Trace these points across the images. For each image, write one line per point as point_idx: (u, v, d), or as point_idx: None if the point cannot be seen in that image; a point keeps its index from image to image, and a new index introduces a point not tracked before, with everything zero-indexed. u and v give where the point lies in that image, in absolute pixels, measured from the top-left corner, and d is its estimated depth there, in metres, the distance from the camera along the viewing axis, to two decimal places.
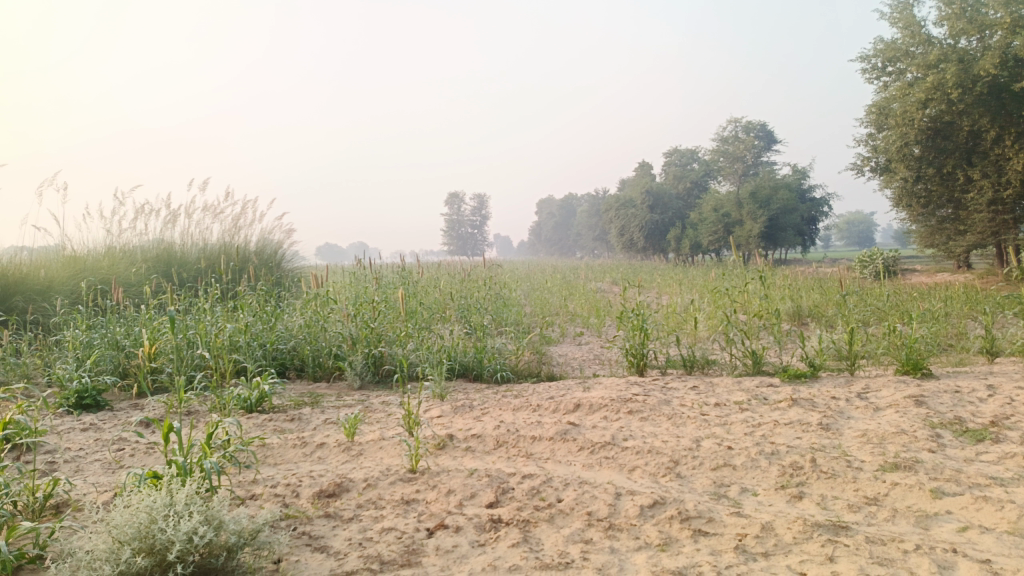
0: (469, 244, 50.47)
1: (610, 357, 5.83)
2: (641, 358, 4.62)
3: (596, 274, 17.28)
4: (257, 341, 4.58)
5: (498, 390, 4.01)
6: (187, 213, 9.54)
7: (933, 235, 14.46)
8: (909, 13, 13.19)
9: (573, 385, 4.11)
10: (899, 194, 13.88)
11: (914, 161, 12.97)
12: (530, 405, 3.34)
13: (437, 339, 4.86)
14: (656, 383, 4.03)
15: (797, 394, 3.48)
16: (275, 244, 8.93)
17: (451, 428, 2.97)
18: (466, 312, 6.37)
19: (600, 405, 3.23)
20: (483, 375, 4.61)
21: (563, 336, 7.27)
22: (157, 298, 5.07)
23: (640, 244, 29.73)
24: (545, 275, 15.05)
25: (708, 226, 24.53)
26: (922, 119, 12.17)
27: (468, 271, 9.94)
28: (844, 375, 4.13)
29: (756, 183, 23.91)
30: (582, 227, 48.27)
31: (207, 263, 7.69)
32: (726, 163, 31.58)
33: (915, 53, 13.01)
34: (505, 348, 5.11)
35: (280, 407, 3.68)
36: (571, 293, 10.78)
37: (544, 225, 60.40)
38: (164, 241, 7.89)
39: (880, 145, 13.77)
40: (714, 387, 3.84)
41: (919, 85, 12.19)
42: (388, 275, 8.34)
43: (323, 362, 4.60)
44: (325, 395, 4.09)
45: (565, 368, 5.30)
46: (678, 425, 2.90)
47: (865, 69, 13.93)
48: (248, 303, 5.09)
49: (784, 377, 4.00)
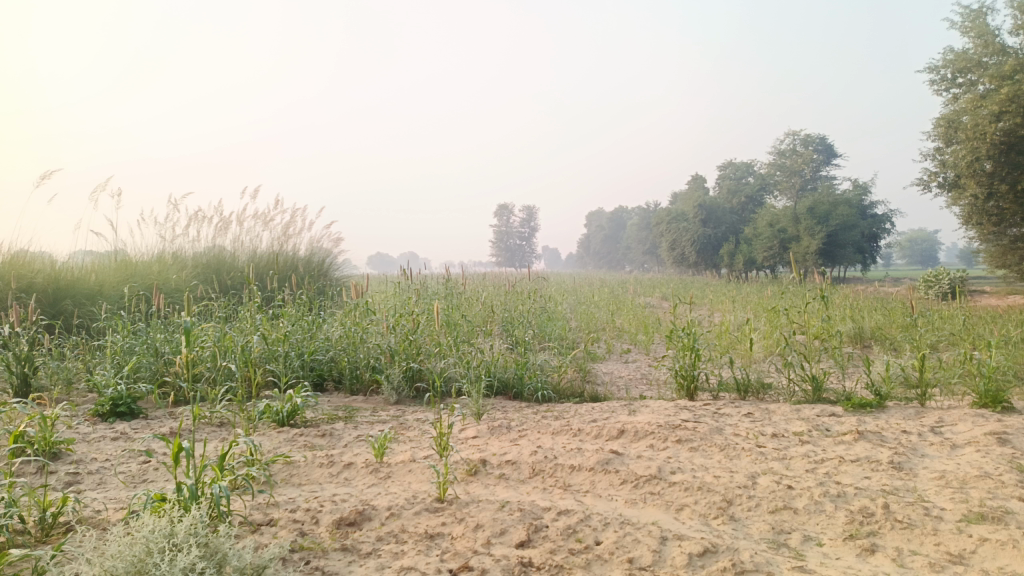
0: (518, 256, 50.44)
1: (659, 377, 5.59)
2: (691, 380, 4.38)
3: (645, 289, 16.94)
4: (294, 351, 4.51)
5: (538, 410, 3.83)
6: (239, 220, 9.66)
7: (1005, 255, 13.70)
8: (982, 23, 12.60)
9: (618, 407, 3.90)
10: (968, 212, 13.20)
11: (985, 177, 12.32)
12: (571, 429, 3.15)
13: (478, 354, 4.71)
14: (706, 408, 3.79)
15: (863, 427, 3.20)
16: (322, 253, 8.95)
17: (485, 452, 2.80)
18: (509, 326, 6.20)
19: (646, 431, 3.02)
20: (523, 393, 4.43)
21: (609, 353, 7.03)
22: (200, 306, 5.07)
23: (691, 259, 29.16)
24: (593, 289, 14.82)
25: (762, 242, 23.89)
26: (995, 133, 11.55)
27: (515, 283, 9.80)
28: (914, 406, 3.82)
29: (813, 198, 23.18)
30: (632, 241, 47.75)
31: (255, 269, 7.74)
32: (783, 177, 30.77)
33: (988, 63, 12.39)
34: (548, 364, 4.93)
35: (312, 422, 3.57)
36: (619, 308, 10.52)
37: (593, 238, 60.00)
38: (214, 247, 7.98)
39: (949, 159, 13.14)
40: (770, 415, 3.58)
41: (993, 97, 11.58)
42: (433, 286, 8.25)
43: (361, 374, 4.49)
44: (359, 409, 3.97)
45: (610, 387, 5.09)
46: (731, 457, 2.67)
47: (934, 81, 13.35)
48: (288, 311, 5.04)
49: (847, 405, 3.73)
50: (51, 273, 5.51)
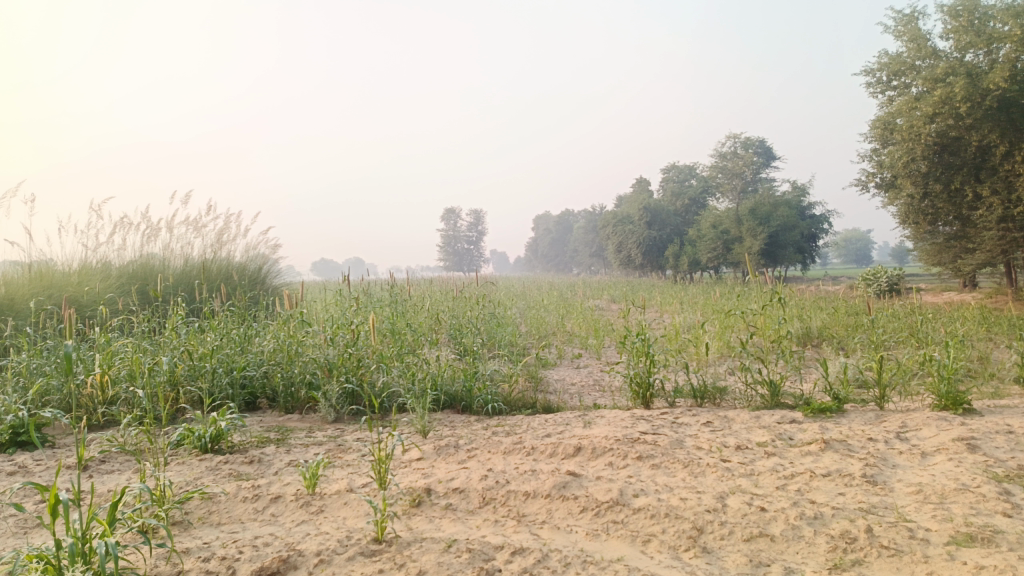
0: (465, 260, 50.14)
1: (612, 383, 5.42)
2: (647, 388, 4.20)
3: (594, 291, 16.88)
4: (221, 368, 4.17)
5: (488, 426, 3.60)
6: (169, 226, 9.14)
7: (941, 253, 14.10)
8: (915, 27, 12.94)
9: (573, 419, 3.70)
10: (905, 211, 13.52)
11: (921, 177, 12.61)
12: (523, 447, 2.92)
13: (423, 365, 4.45)
14: (664, 418, 3.62)
15: (827, 435, 3.07)
16: (259, 260, 8.53)
17: (430, 478, 2.55)
18: (457, 334, 5.94)
19: (604, 448, 2.81)
20: (472, 406, 4.18)
21: (561, 358, 6.84)
22: (117, 321, 4.67)
23: (638, 260, 29.37)
24: (542, 293, 14.71)
25: (706, 243, 24.23)
26: (929, 134, 11.85)
27: (462, 288, 9.54)
28: (873, 410, 3.72)
29: (755, 201, 23.57)
30: (578, 243, 47.99)
31: (185, 278, 7.29)
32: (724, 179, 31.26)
33: (921, 66, 12.72)
34: (499, 373, 4.70)
35: (239, 446, 3.27)
36: (568, 311, 10.37)
37: (541, 242, 60.09)
38: (141, 255, 7.50)
39: (886, 160, 13.44)
40: (731, 424, 3.43)
41: (927, 99, 11.87)
42: (377, 292, 7.94)
43: (296, 392, 4.18)
44: (294, 430, 3.67)
45: (562, 396, 4.89)
46: (696, 475, 2.48)
47: (870, 84, 13.64)
48: (217, 324, 4.68)
49: (807, 411, 3.62)
50: None
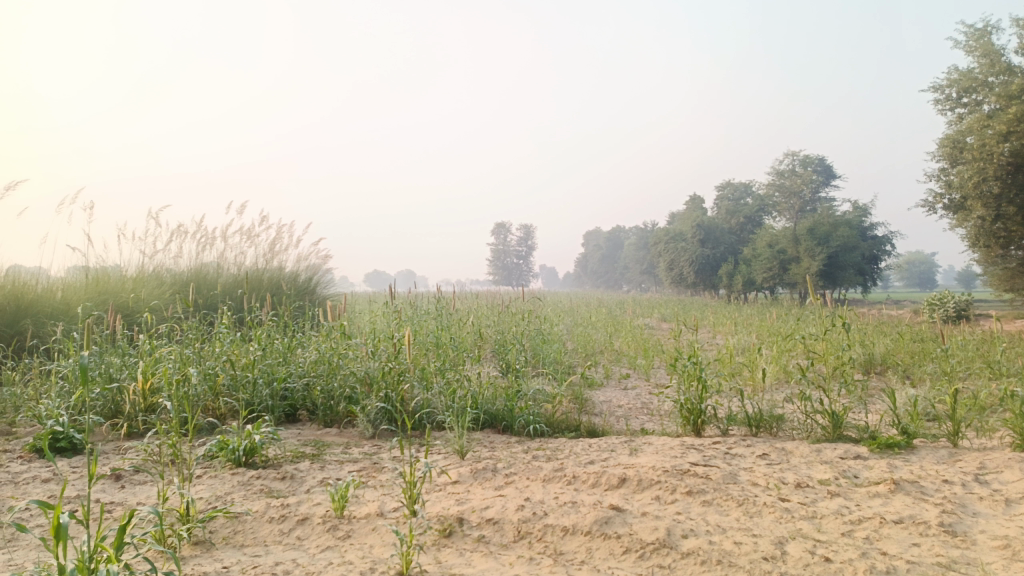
0: (515, 275, 50.14)
1: (660, 407, 5.21)
2: (698, 414, 4.00)
3: (644, 309, 16.54)
4: (262, 379, 4.14)
5: (529, 448, 3.45)
6: (224, 235, 9.30)
7: (1014, 279, 13.36)
8: (987, 42, 12.37)
9: (618, 445, 3.52)
10: (975, 234, 12.88)
11: (992, 199, 12.00)
12: (564, 475, 2.77)
13: (465, 382, 4.33)
14: (715, 448, 3.41)
15: (896, 475, 2.83)
16: (309, 271, 8.58)
17: (464, 505, 2.42)
18: (501, 351, 5.81)
19: (651, 480, 2.64)
20: (513, 427, 4.03)
21: (607, 378, 6.64)
22: (165, 329, 4.70)
23: (690, 279, 28.82)
24: (591, 310, 14.49)
25: (762, 262, 23.65)
26: (1002, 154, 11.27)
27: (509, 303, 9.43)
28: (946, 447, 3.45)
29: (814, 220, 22.88)
30: (629, 260, 47.48)
31: (235, 285, 7.36)
32: (781, 198, 30.48)
33: (994, 83, 12.14)
34: (542, 393, 4.55)
35: (274, 461, 3.20)
36: (617, 330, 10.15)
37: (591, 258, 59.72)
38: (194, 263, 7.61)
39: (955, 180, 12.84)
40: (788, 458, 3.21)
41: (1000, 117, 11.29)
42: (423, 305, 7.89)
43: (335, 405, 4.12)
44: (331, 445, 3.59)
45: (608, 419, 4.71)
46: (750, 515, 2.29)
47: (938, 100, 13.09)
48: (261, 334, 4.67)
49: (873, 446, 3.37)
50: (12, 290, 5.14)
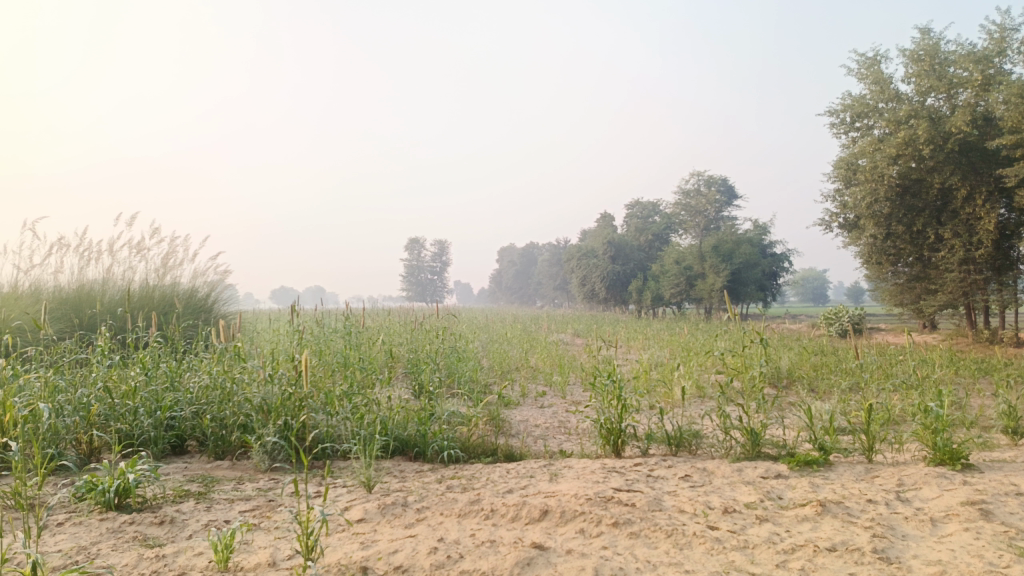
0: (428, 291, 49.60)
1: (579, 426, 5.08)
2: (618, 435, 3.86)
3: (558, 325, 16.57)
4: (143, 408, 3.75)
5: (441, 478, 3.22)
6: (111, 249, 8.60)
7: (902, 294, 14.16)
8: (877, 70, 13.12)
9: (537, 471, 3.34)
10: (868, 251, 13.58)
11: (883, 219, 12.68)
12: (481, 509, 2.55)
13: (374, 407, 4.05)
14: (636, 470, 3.28)
15: (821, 495, 2.77)
16: (207, 287, 8.04)
17: (370, 549, 2.17)
18: (415, 371, 5.54)
19: (575, 511, 2.45)
20: (426, 454, 3.78)
21: (524, 397, 6.48)
22: (33, 354, 4.21)
23: (602, 295, 29.27)
24: (506, 326, 14.37)
25: (670, 279, 24.29)
26: (891, 175, 11.95)
27: (423, 319, 9.15)
28: (862, 463, 3.44)
29: (718, 237, 23.68)
30: (543, 277, 47.87)
31: (123, 303, 6.77)
32: (688, 216, 31.46)
33: (884, 108, 12.88)
34: (457, 415, 4.32)
35: (153, 502, 2.85)
36: (532, 345, 10.03)
37: (505, 274, 59.93)
38: (76, 278, 6.97)
39: (849, 200, 13.52)
40: (711, 479, 3.11)
41: (889, 141, 11.97)
42: (331, 323, 7.51)
43: (227, 435, 3.76)
44: (220, 480, 3.25)
45: (524, 441, 4.53)
46: (681, 547, 2.14)
47: (834, 124, 13.78)
48: (145, 356, 4.25)
49: (793, 464, 3.33)
50: None
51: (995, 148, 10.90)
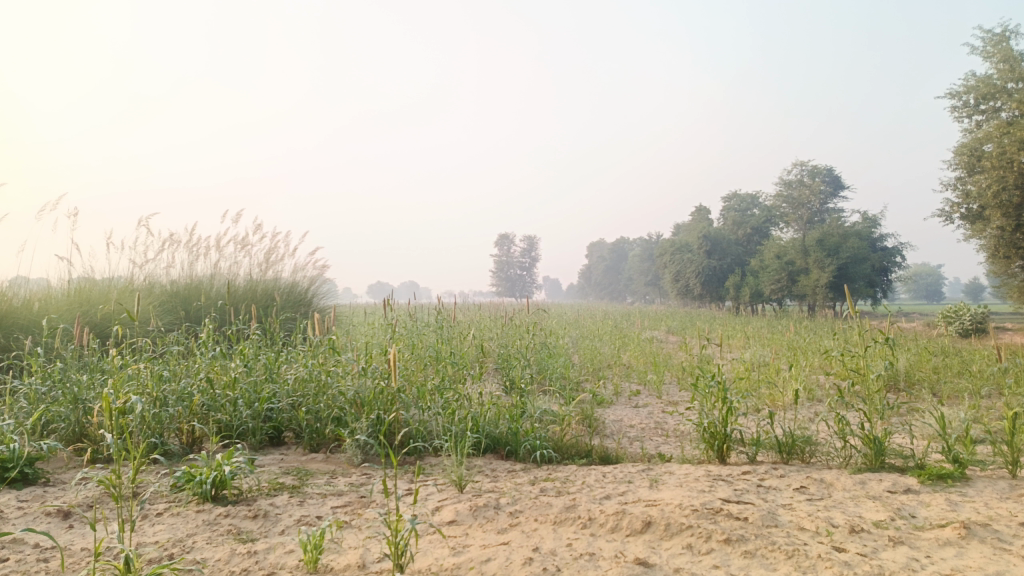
0: (519, 286, 49.73)
1: (677, 428, 4.82)
2: (723, 439, 3.60)
3: (651, 322, 16.15)
4: (242, 399, 3.82)
5: (535, 479, 3.08)
6: (219, 244, 8.96)
7: None
8: (1006, 47, 12.02)
9: (636, 476, 3.15)
10: (994, 244, 12.47)
11: (1012, 209, 11.60)
12: (578, 517, 2.40)
13: (464, 403, 3.96)
14: (745, 480, 3.04)
15: (963, 515, 2.45)
16: (306, 281, 8.24)
17: (462, 556, 2.05)
18: (506, 367, 5.44)
19: (681, 524, 2.26)
20: (518, 453, 3.65)
21: (617, 395, 6.26)
22: (143, 344, 4.38)
23: (696, 291, 28.44)
24: (598, 322, 14.11)
25: (770, 274, 23.29)
26: (1022, 161, 10.91)
27: (514, 314, 9.07)
28: (1005, 479, 3.06)
29: (822, 230, 22.48)
30: (635, 272, 47.07)
31: (228, 295, 7.00)
32: (789, 209, 30.08)
33: (1013, 88, 11.79)
34: (549, 414, 4.17)
35: (248, 494, 2.86)
36: (625, 342, 9.76)
37: (596, 270, 59.36)
38: (187, 274, 7.28)
39: (973, 189, 12.46)
40: (830, 492, 2.83)
41: (1020, 124, 10.93)
42: (424, 317, 7.52)
43: (322, 428, 3.75)
44: (314, 474, 3.24)
45: (619, 442, 4.34)
46: (803, 570, 1.91)
47: (955, 107, 12.74)
48: (245, 348, 4.34)
49: (924, 477, 3.00)
50: None
51: None
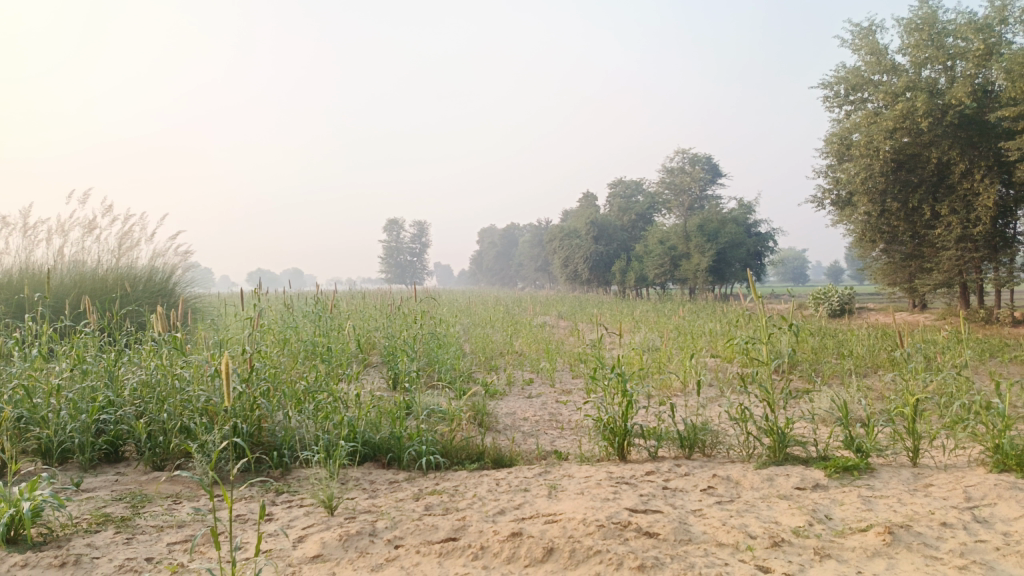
0: (408, 272, 48.85)
1: (573, 420, 4.57)
2: (624, 435, 3.35)
3: (541, 308, 16.05)
4: (68, 410, 3.21)
5: (418, 493, 2.69)
6: (61, 228, 7.91)
7: (894, 273, 13.80)
8: (873, 40, 12.63)
9: (533, 483, 2.83)
10: (861, 228, 13.17)
11: (877, 195, 12.27)
12: (468, 545, 2.03)
13: (339, 405, 3.50)
14: (650, 482, 2.78)
15: (882, 515, 2.27)
16: (169, 269, 7.41)
17: None
18: (390, 361, 5.00)
19: (588, 550, 1.95)
20: (402, 460, 3.26)
21: (510, 386, 5.96)
22: None
23: (585, 275, 28.83)
24: (488, 308, 13.83)
25: (654, 258, 23.86)
26: (887, 149, 11.53)
27: (401, 302, 8.59)
28: (907, 468, 2.97)
29: (703, 216, 23.26)
30: (524, 258, 47.32)
31: (70, 284, 6.11)
32: (671, 195, 30.99)
33: (879, 80, 12.43)
34: (437, 411, 3.78)
35: (60, 534, 2.30)
36: (516, 329, 9.49)
37: (486, 256, 59.27)
38: (21, 262, 6.31)
39: (842, 177, 13.10)
40: (740, 493, 2.62)
41: (885, 114, 11.53)
42: (301, 306, 6.91)
43: (167, 442, 3.19)
44: (153, 499, 2.70)
45: (512, 439, 4.02)
46: None
47: (827, 97, 13.31)
48: (76, 349, 3.68)
49: (830, 470, 2.86)
50: None
51: (994, 121, 10.54)
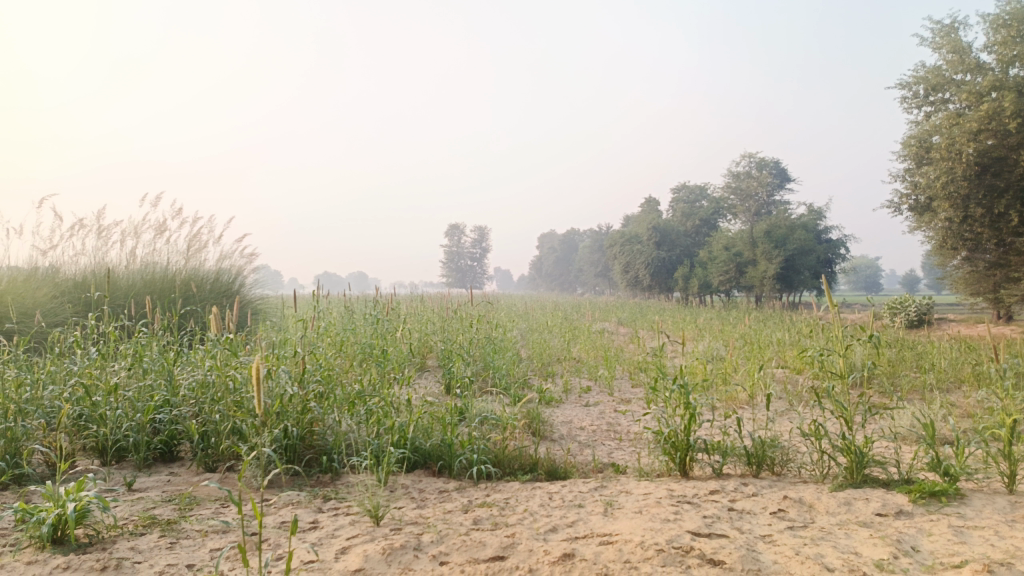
0: (469, 276, 49.13)
1: (632, 431, 4.39)
2: (686, 450, 3.16)
3: (601, 313, 15.81)
4: (125, 409, 3.22)
5: (467, 506, 2.58)
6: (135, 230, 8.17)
7: (978, 282, 13.02)
8: (955, 38, 11.96)
9: (589, 499, 2.67)
10: (942, 235, 12.47)
11: (959, 200, 11.58)
12: (515, 566, 1.90)
13: (390, 410, 3.43)
14: (714, 502, 2.59)
15: (977, 550, 2.03)
16: (234, 270, 7.55)
17: None
18: (445, 365, 4.92)
19: None
20: (452, 468, 3.16)
21: (567, 394, 5.80)
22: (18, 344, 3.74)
23: (646, 282, 28.36)
24: (547, 314, 13.70)
25: (718, 265, 23.26)
26: (970, 153, 10.83)
27: (459, 306, 8.54)
28: (1002, 496, 2.68)
29: (770, 221, 22.54)
30: (585, 263, 46.98)
31: (138, 284, 6.27)
32: (737, 200, 30.21)
33: (962, 80, 11.76)
34: (489, 418, 3.67)
35: (106, 536, 2.27)
36: (575, 335, 9.31)
37: (547, 261, 59.12)
38: (95, 262, 6.52)
39: (920, 181, 12.44)
40: (814, 518, 2.41)
41: (968, 115, 10.89)
42: (359, 309, 6.92)
43: (219, 443, 3.17)
44: (201, 502, 2.66)
45: (568, 450, 3.87)
46: None
47: (906, 98, 12.69)
48: (138, 349, 3.72)
49: (915, 496, 2.61)
50: None
51: None
